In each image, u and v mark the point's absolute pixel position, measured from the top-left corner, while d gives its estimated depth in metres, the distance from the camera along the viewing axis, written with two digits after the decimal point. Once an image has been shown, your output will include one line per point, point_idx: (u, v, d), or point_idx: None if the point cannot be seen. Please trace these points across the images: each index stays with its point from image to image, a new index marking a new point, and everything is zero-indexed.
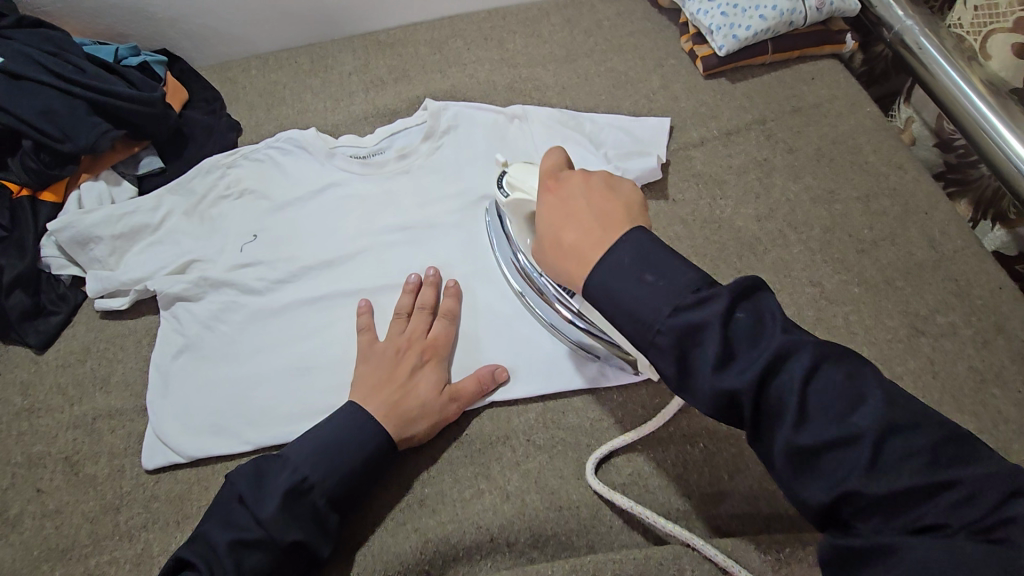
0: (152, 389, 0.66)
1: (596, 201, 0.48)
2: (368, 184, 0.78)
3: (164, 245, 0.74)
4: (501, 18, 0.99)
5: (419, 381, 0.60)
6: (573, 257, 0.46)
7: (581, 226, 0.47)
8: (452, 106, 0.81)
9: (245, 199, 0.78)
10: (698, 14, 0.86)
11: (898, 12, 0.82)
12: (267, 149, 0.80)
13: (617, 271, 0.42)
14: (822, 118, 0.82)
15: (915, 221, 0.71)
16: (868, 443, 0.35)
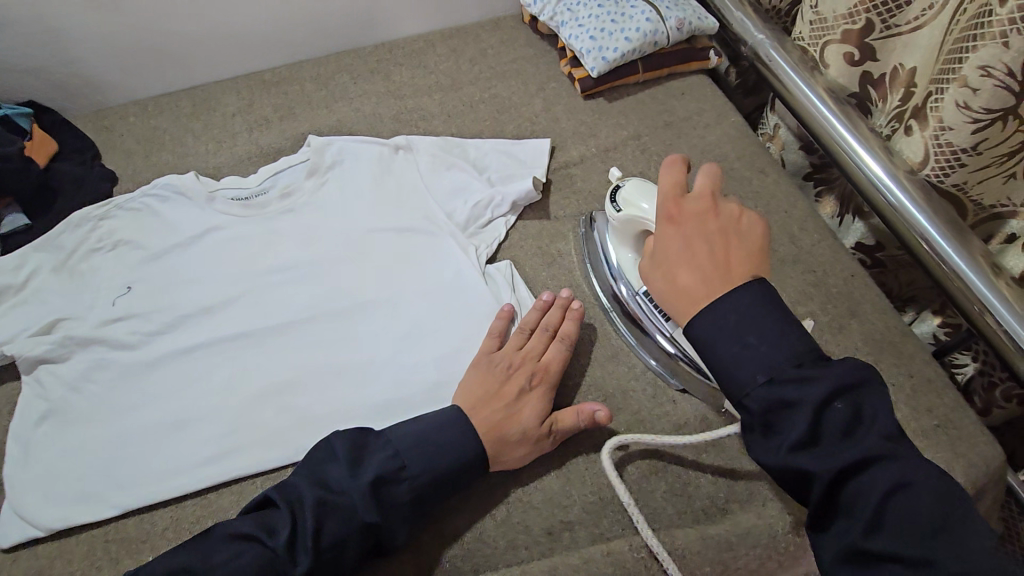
0: (11, 461, 0.62)
1: (719, 244, 0.51)
2: (252, 225, 0.77)
3: (29, 306, 0.71)
4: (387, 51, 1.01)
5: (522, 405, 0.59)
6: (688, 299, 0.50)
7: (706, 263, 0.50)
8: (336, 142, 0.82)
9: (119, 250, 0.75)
10: (570, 39, 0.90)
11: (750, 28, 0.89)
12: (143, 197, 0.78)
13: (721, 332, 0.48)
14: (691, 130, 0.86)
15: (777, 219, 0.75)
16: (829, 422, 0.43)
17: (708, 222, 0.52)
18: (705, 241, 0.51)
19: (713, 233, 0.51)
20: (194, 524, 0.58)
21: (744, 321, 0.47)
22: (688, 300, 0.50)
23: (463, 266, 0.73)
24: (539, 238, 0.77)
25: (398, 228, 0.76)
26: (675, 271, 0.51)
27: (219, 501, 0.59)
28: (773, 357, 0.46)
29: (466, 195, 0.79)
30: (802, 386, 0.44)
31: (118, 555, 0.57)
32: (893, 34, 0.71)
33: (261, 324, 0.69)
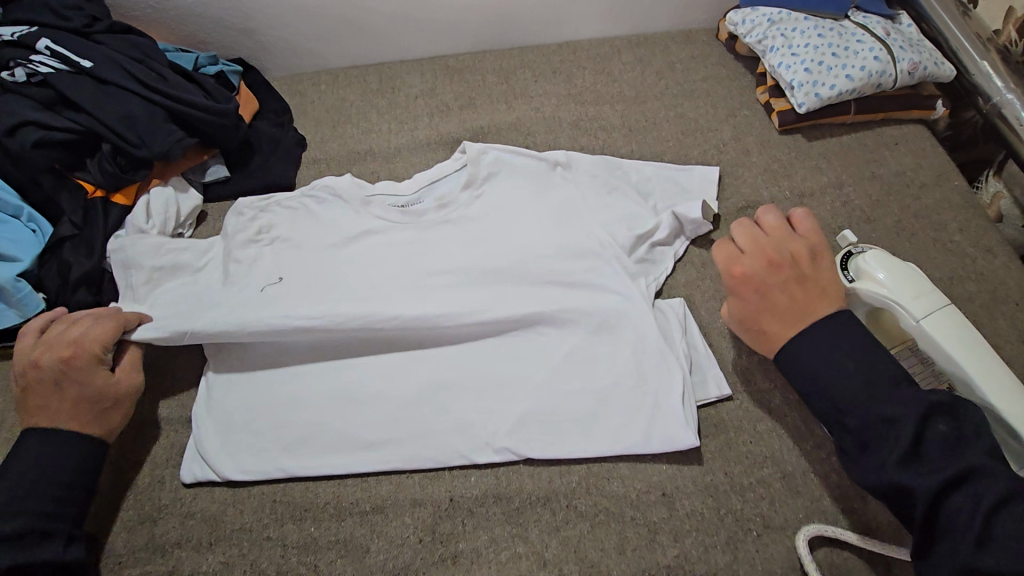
0: (197, 401, 0.66)
1: (794, 287, 0.52)
2: (404, 232, 0.73)
3: (200, 287, 0.70)
4: (572, 52, 0.98)
5: (46, 373, 0.59)
6: (772, 326, 0.52)
7: (786, 295, 0.52)
8: (491, 150, 0.76)
9: (275, 246, 0.73)
10: (780, 67, 0.83)
11: (998, 83, 0.79)
12: (301, 198, 0.75)
13: (810, 346, 0.50)
14: (905, 188, 0.78)
15: (1003, 310, 0.66)
16: (929, 442, 0.44)
17: (783, 272, 0.53)
18: (781, 287, 0.53)
19: (788, 277, 0.53)
20: (353, 506, 0.60)
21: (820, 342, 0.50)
22: (764, 319, 0.53)
23: (634, 299, 0.66)
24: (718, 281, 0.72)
25: (563, 249, 0.70)
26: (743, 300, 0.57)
27: (379, 488, 0.61)
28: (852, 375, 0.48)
29: (632, 221, 0.73)
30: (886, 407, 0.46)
31: (283, 517, 0.60)
32: None
33: (384, 321, 0.65)
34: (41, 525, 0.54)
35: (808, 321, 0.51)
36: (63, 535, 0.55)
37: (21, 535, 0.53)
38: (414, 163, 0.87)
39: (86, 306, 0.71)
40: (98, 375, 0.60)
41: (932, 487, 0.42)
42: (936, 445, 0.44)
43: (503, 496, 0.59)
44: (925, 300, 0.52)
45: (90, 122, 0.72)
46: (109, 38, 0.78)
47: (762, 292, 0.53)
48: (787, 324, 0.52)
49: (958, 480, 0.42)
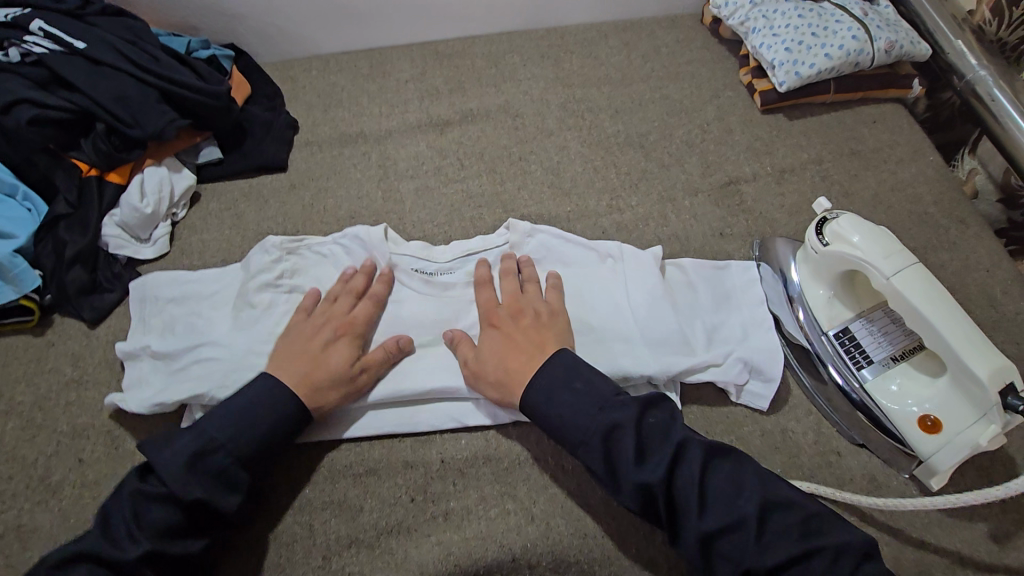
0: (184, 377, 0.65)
1: (533, 329, 0.62)
2: (429, 309, 0.68)
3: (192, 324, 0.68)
4: (559, 37, 1.00)
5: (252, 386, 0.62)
6: (504, 377, 0.59)
7: (520, 355, 0.60)
8: (538, 235, 0.71)
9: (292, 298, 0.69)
10: (761, 48, 0.85)
11: (972, 62, 0.81)
12: (333, 245, 0.73)
13: (550, 390, 0.56)
14: (881, 163, 0.80)
15: (974, 277, 0.69)
16: (686, 482, 0.50)
17: (525, 320, 0.63)
18: (523, 330, 0.62)
19: (529, 322, 0.62)
20: (346, 468, 0.62)
21: (580, 406, 0.54)
22: (473, 367, 0.61)
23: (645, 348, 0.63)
24: (702, 253, 0.74)
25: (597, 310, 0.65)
26: (504, 357, 0.60)
27: (371, 452, 0.62)
28: (594, 432, 0.53)
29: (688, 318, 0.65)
30: (643, 469, 0.50)
31: (278, 480, 0.61)
32: None
33: (400, 391, 0.62)
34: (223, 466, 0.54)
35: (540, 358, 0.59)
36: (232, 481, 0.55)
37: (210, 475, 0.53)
38: (404, 144, 0.88)
39: (82, 284, 0.72)
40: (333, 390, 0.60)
41: (720, 517, 0.49)
42: (716, 481, 0.50)
43: (493, 457, 0.61)
44: (895, 259, 0.55)
45: (84, 101, 0.73)
46: (103, 22, 0.80)
47: (493, 345, 0.61)
48: (523, 364, 0.59)
49: (728, 508, 0.49)
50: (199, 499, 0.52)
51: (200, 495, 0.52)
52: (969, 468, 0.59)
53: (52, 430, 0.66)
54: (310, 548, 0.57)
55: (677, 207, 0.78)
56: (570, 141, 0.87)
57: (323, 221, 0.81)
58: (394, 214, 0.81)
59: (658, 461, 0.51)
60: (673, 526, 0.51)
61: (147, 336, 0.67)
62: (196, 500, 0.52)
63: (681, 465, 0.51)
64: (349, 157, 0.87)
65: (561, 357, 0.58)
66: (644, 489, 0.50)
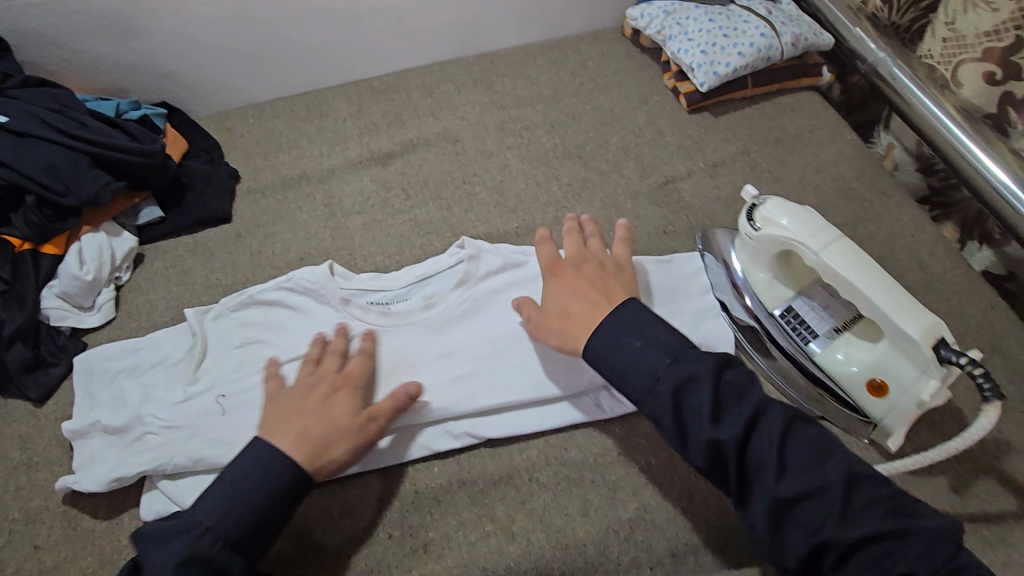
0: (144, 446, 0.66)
1: (597, 277, 0.62)
2: (387, 339, 0.70)
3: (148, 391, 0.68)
4: (490, 62, 1.03)
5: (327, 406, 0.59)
6: (560, 323, 0.60)
7: (583, 299, 0.60)
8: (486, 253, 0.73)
9: (251, 350, 0.71)
10: (679, 53, 0.90)
11: (870, 46, 0.86)
12: (277, 291, 0.74)
13: (614, 335, 0.55)
14: (804, 148, 0.85)
15: (902, 243, 0.73)
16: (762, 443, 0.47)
17: (586, 268, 0.64)
18: (586, 276, 0.63)
19: (593, 270, 0.63)
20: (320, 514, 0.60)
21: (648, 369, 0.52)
22: (534, 317, 0.63)
23: None
24: (649, 252, 0.77)
25: None
26: (564, 301, 0.61)
27: None
28: (663, 381, 0.51)
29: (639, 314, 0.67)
30: (719, 428, 0.47)
31: None
32: None
33: None
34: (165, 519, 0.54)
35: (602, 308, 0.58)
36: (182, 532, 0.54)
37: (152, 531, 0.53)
38: (348, 181, 0.89)
39: (24, 361, 0.69)
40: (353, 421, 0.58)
41: (798, 479, 0.46)
42: (798, 447, 0.47)
43: (467, 480, 0.61)
44: (822, 235, 0.58)
45: (9, 174, 0.71)
46: (24, 93, 0.78)
47: (555, 293, 0.62)
48: (584, 311, 0.59)
49: (809, 474, 0.46)
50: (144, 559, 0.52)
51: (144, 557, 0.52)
52: (921, 425, 0.62)
53: (3, 519, 0.63)
54: None
55: (620, 211, 0.81)
56: (510, 160, 0.89)
57: (274, 266, 0.80)
58: (344, 250, 0.81)
59: (736, 418, 0.48)
60: (744, 493, 0.47)
61: (95, 411, 0.67)
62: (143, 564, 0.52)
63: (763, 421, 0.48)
64: (294, 200, 0.87)
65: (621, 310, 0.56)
66: (714, 446, 0.47)
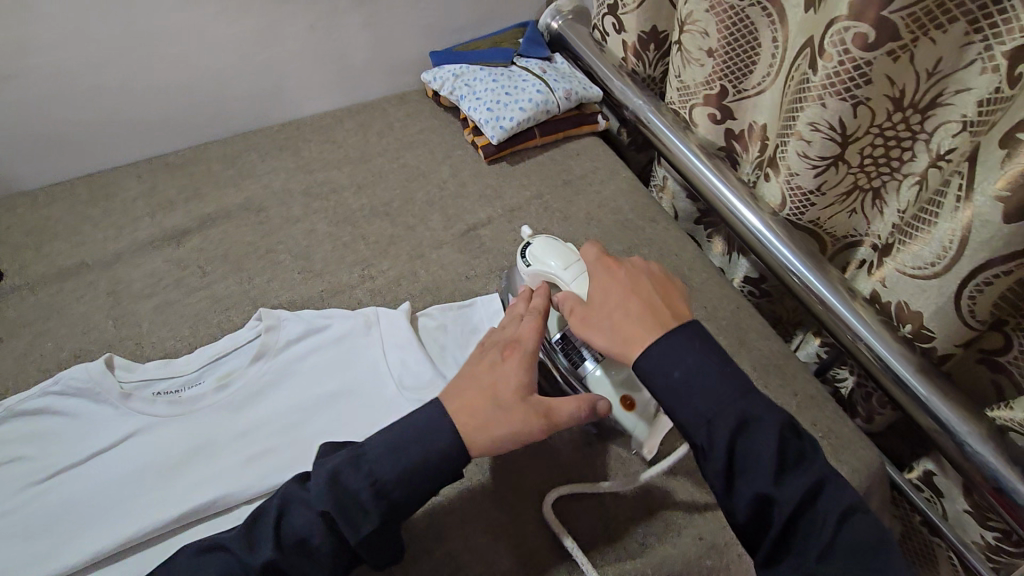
0: None
1: (648, 287, 0.58)
2: (176, 430, 0.65)
3: None
4: (297, 129, 1.03)
5: (499, 379, 0.55)
6: (621, 336, 0.55)
7: (624, 310, 0.56)
8: (286, 322, 0.72)
9: (8, 471, 0.62)
10: (470, 111, 0.97)
11: (631, 95, 1.01)
12: (43, 397, 0.66)
13: (663, 362, 0.52)
14: (588, 187, 0.95)
15: (669, 262, 0.83)
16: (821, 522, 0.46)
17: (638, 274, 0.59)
18: (643, 283, 0.58)
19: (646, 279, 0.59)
20: None
21: (712, 396, 0.50)
22: (516, 352, 0.58)
23: (400, 402, 0.66)
24: (454, 297, 0.80)
25: (354, 380, 0.68)
26: (612, 308, 0.57)
27: None
28: (717, 410, 0.49)
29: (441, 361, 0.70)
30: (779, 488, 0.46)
31: None
32: (743, 97, 0.82)
33: (146, 531, 0.58)
34: None
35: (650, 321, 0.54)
36: None
37: None
38: (138, 264, 0.83)
39: None
40: (535, 421, 0.54)
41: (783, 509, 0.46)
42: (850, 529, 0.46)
43: None
44: (573, 267, 0.64)
45: None
46: None
47: (602, 289, 0.59)
48: (626, 322, 0.55)
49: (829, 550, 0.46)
50: None
51: None
52: None
53: None
54: None
55: (425, 262, 0.84)
56: (317, 223, 0.89)
57: (43, 368, 0.72)
58: (131, 339, 0.75)
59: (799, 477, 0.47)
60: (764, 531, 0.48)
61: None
62: None
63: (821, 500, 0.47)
64: (71, 292, 0.79)
65: (676, 332, 0.53)
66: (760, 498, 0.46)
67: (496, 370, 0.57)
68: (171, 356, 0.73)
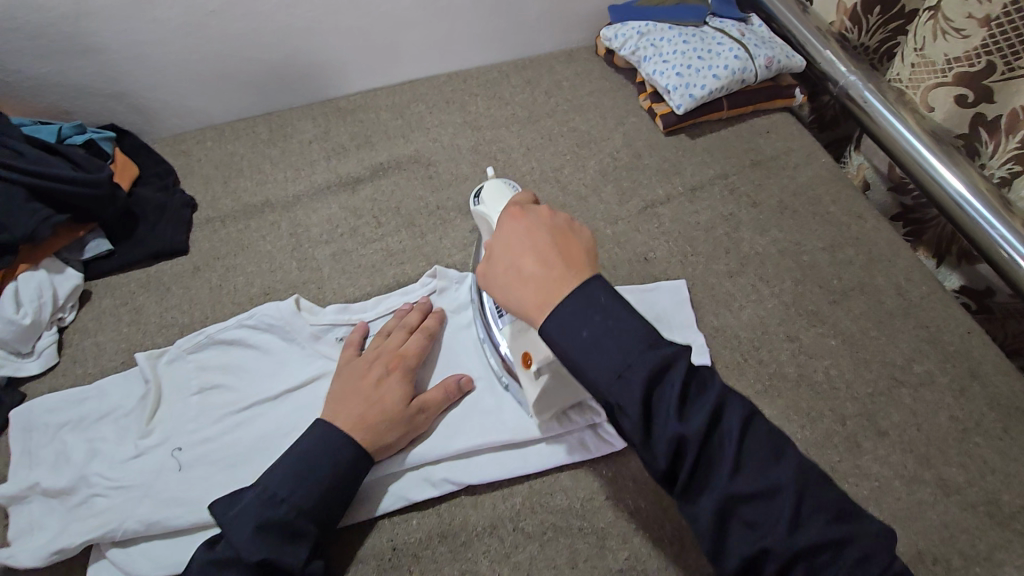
0: (79, 512, 0.58)
1: (514, 241, 0.48)
2: None
3: (89, 449, 0.62)
4: (462, 81, 1.00)
5: (385, 394, 0.60)
6: (534, 291, 0.45)
7: (533, 256, 0.46)
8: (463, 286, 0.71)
9: (207, 396, 0.66)
10: (654, 74, 0.89)
11: (842, 68, 0.87)
12: (237, 329, 0.69)
13: (574, 319, 0.43)
14: (781, 170, 0.85)
15: (880, 269, 0.74)
16: (723, 436, 0.40)
17: (527, 225, 0.49)
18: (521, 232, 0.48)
19: (525, 226, 0.49)
20: None
21: (604, 341, 0.42)
22: (399, 365, 0.62)
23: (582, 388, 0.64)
24: (631, 280, 0.75)
25: None
26: (502, 264, 0.48)
27: None
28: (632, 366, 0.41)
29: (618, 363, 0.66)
30: (684, 420, 0.40)
31: None
32: (1016, 76, 0.69)
33: None
34: (291, 521, 0.52)
35: (558, 282, 0.45)
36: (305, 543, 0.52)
37: (279, 528, 0.51)
38: (316, 208, 0.84)
39: None
40: (417, 419, 0.60)
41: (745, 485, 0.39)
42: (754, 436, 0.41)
43: (448, 533, 0.58)
44: None
45: None
46: None
47: (503, 234, 0.49)
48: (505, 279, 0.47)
49: (761, 473, 0.40)
50: (262, 559, 0.50)
51: (263, 557, 0.50)
52: (909, 458, 0.61)
53: None
54: None
55: (600, 238, 0.79)
56: (487, 184, 0.86)
57: (236, 302, 0.75)
58: (313, 283, 0.77)
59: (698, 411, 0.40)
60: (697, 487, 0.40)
61: (34, 472, 0.61)
62: (260, 561, 0.50)
63: (725, 413, 0.41)
64: (257, 230, 0.82)
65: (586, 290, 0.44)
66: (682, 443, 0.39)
67: (382, 386, 0.60)
68: (346, 305, 0.74)
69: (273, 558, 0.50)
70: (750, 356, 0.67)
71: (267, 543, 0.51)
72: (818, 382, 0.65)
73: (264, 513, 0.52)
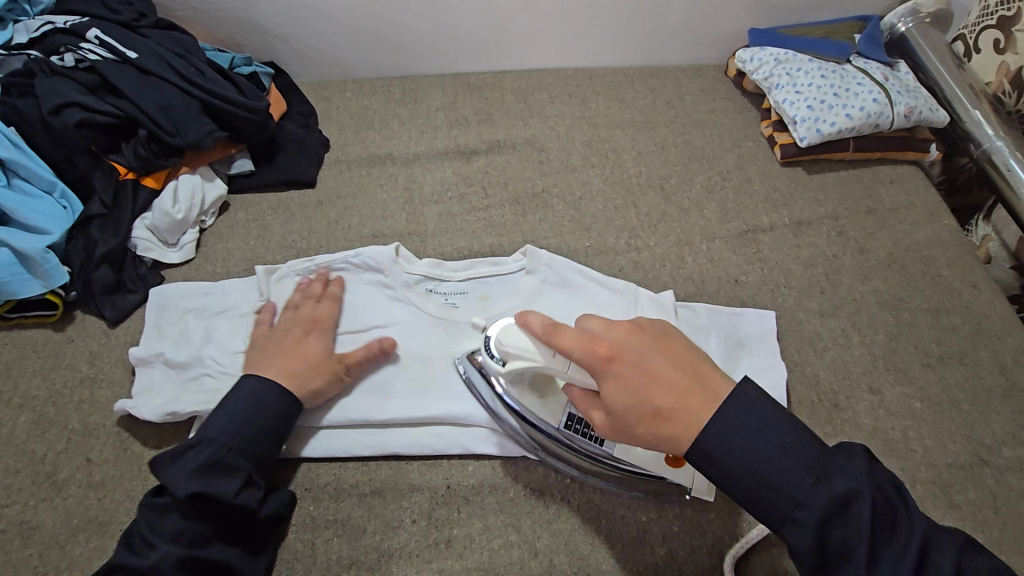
0: (191, 386, 0.67)
1: (645, 375, 0.47)
2: (442, 332, 0.71)
3: (205, 337, 0.71)
4: (587, 78, 1.03)
5: (305, 348, 0.66)
6: (684, 421, 0.45)
7: (664, 387, 0.46)
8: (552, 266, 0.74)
9: None
10: (784, 103, 0.88)
11: (989, 131, 0.83)
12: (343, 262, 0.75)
13: (727, 434, 0.44)
14: (897, 224, 0.82)
15: (985, 343, 0.71)
16: None
17: (642, 341, 0.48)
18: (654, 357, 0.47)
19: (648, 339, 0.49)
20: (352, 488, 0.63)
21: (734, 424, 0.44)
22: (317, 327, 0.68)
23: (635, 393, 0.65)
24: (717, 297, 0.76)
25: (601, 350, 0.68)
26: (641, 393, 0.46)
27: (378, 473, 0.63)
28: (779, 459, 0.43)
29: None
30: None
31: (350, 490, 0.62)
32: None
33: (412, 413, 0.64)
34: (224, 458, 0.56)
35: (710, 402, 0.45)
36: (241, 477, 0.57)
37: (208, 464, 0.56)
38: (432, 169, 0.90)
39: (108, 283, 0.74)
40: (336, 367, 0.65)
41: None
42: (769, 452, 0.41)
43: (498, 483, 0.62)
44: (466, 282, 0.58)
45: (130, 108, 0.76)
46: (155, 34, 0.83)
47: (621, 377, 0.47)
48: (668, 406, 0.45)
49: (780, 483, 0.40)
50: (195, 492, 0.54)
51: (195, 489, 0.54)
52: (977, 537, 0.58)
53: (64, 427, 0.67)
54: (323, 534, 0.60)
55: (694, 250, 0.80)
56: (593, 178, 0.89)
57: (348, 239, 0.83)
58: (416, 236, 0.83)
59: None
60: None
61: (161, 343, 0.71)
62: (192, 494, 0.54)
63: None
64: (377, 179, 0.90)
65: (727, 396, 0.45)
66: None
67: (301, 343, 0.66)
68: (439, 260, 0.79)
69: (204, 489, 0.54)
70: (825, 398, 0.67)
71: (191, 478, 0.55)
72: (894, 440, 0.64)
73: (196, 455, 0.56)
